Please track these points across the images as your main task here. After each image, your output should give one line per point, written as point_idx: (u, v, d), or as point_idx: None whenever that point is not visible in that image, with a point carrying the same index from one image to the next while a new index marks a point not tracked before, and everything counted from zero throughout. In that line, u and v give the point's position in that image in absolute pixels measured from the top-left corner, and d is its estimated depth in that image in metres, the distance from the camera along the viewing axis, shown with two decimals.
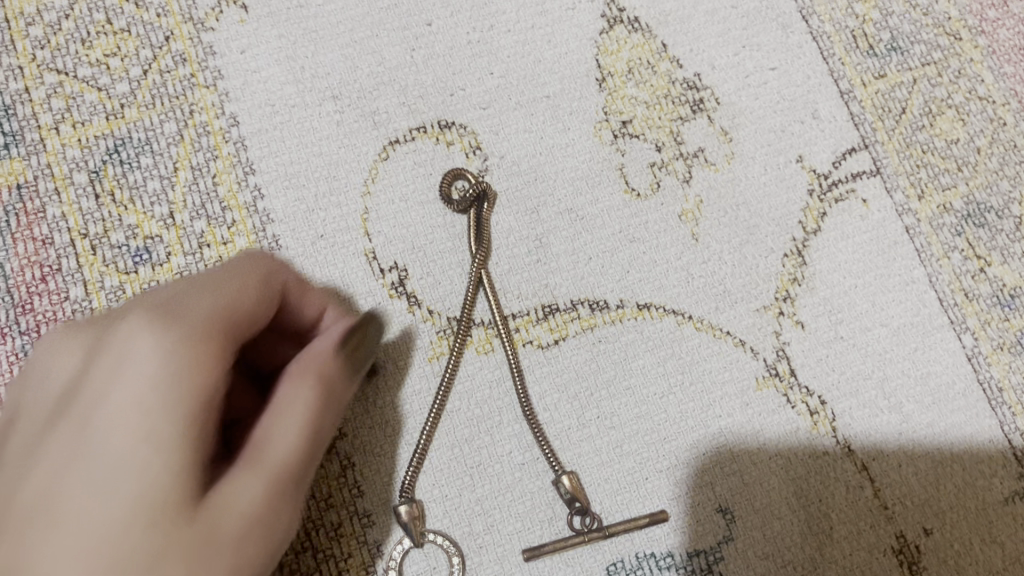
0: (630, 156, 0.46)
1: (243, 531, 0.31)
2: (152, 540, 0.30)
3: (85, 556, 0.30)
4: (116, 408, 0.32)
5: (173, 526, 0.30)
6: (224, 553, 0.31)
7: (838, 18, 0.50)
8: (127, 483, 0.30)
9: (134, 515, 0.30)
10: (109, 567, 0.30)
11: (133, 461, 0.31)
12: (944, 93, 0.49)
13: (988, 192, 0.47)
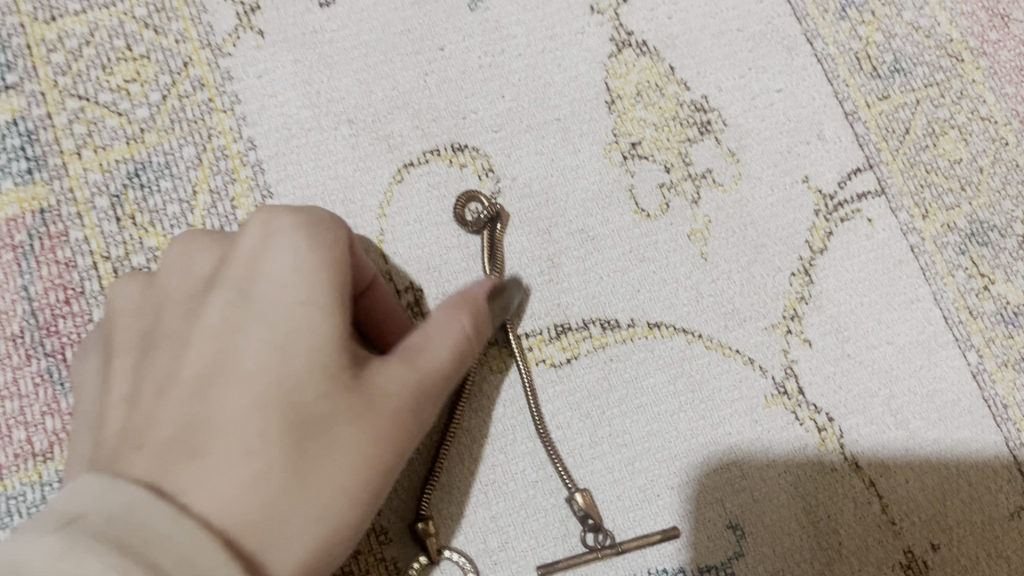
0: (639, 177, 0.47)
1: (404, 404, 0.34)
2: (324, 404, 0.32)
3: (261, 409, 0.32)
4: (271, 286, 0.35)
5: (342, 392, 0.33)
6: (390, 421, 0.33)
7: (842, 40, 0.51)
8: (291, 351, 0.33)
9: (308, 378, 0.33)
10: (283, 415, 0.32)
11: (295, 323, 0.33)
12: (947, 114, 0.50)
13: (992, 211, 0.48)
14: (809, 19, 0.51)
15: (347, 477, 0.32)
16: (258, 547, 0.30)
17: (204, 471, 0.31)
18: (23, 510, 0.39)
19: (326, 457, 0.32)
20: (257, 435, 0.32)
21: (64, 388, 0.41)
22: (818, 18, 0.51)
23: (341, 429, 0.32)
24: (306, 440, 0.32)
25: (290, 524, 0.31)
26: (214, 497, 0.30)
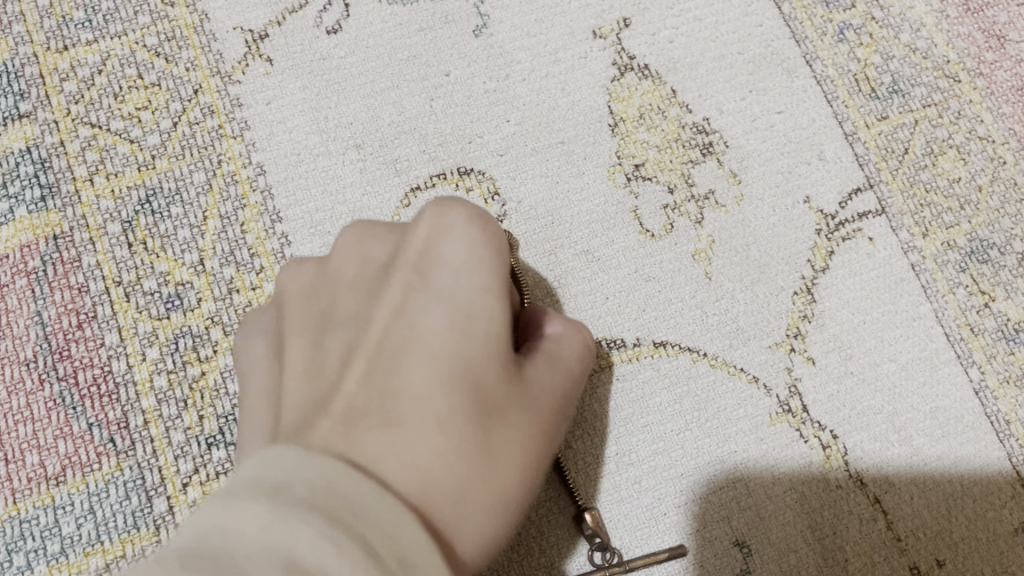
0: (643, 198, 0.48)
1: (550, 402, 0.36)
2: (496, 388, 0.33)
3: (446, 383, 0.32)
4: (451, 270, 0.34)
5: (512, 384, 0.34)
6: (543, 419, 0.35)
7: (841, 62, 0.52)
8: (472, 334, 0.33)
9: (486, 364, 0.33)
10: (465, 393, 0.32)
11: (475, 306, 0.33)
12: (946, 134, 0.51)
13: (991, 229, 0.49)
14: (809, 42, 0.52)
15: (514, 467, 0.33)
16: (448, 529, 0.30)
17: (400, 445, 0.29)
18: (36, 533, 0.40)
19: (499, 445, 0.33)
20: (450, 413, 0.32)
21: (76, 412, 0.41)
22: (817, 41, 0.52)
23: (508, 419, 0.33)
24: (483, 423, 0.32)
25: (473, 511, 0.31)
26: (411, 469, 0.29)
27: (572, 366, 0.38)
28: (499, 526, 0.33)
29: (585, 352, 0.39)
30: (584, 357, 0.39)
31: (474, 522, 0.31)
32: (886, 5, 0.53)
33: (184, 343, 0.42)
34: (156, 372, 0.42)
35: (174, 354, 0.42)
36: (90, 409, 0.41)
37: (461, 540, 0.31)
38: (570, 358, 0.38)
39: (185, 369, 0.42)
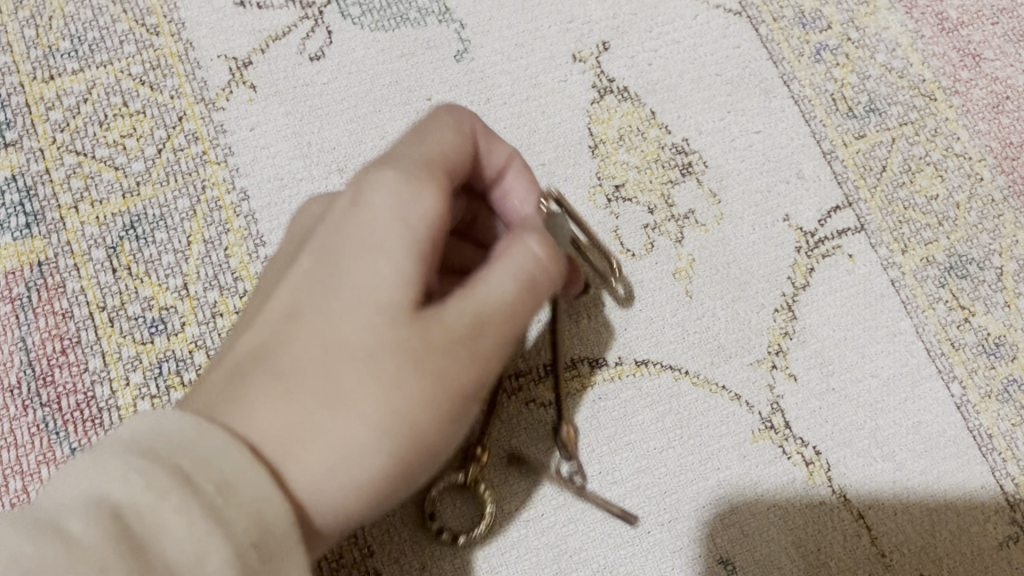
0: (624, 218, 0.48)
1: (448, 342, 0.33)
2: (378, 332, 0.32)
3: (324, 336, 0.33)
4: (364, 219, 0.34)
5: (404, 325, 0.32)
6: (428, 363, 0.32)
7: (818, 83, 0.52)
8: (355, 282, 0.33)
9: (356, 319, 0.33)
10: (341, 344, 0.32)
11: (364, 256, 0.33)
12: (923, 151, 0.51)
13: (969, 244, 0.49)
14: (786, 63, 0.52)
15: (382, 415, 0.32)
16: (314, 476, 0.31)
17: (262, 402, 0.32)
18: None
19: (367, 391, 0.32)
20: (306, 367, 0.32)
21: (60, 437, 0.41)
22: (794, 62, 0.53)
23: (377, 368, 0.32)
24: (362, 370, 0.32)
25: (316, 463, 0.32)
26: (264, 423, 0.31)
27: (496, 295, 0.34)
28: (358, 478, 0.32)
29: (527, 279, 0.35)
30: (523, 286, 0.35)
31: (311, 476, 0.31)
32: (861, 26, 0.54)
33: (168, 368, 0.43)
34: (139, 397, 0.42)
35: (158, 378, 0.42)
36: (73, 434, 0.41)
37: (332, 487, 0.32)
38: (496, 286, 0.34)
39: (168, 393, 0.42)
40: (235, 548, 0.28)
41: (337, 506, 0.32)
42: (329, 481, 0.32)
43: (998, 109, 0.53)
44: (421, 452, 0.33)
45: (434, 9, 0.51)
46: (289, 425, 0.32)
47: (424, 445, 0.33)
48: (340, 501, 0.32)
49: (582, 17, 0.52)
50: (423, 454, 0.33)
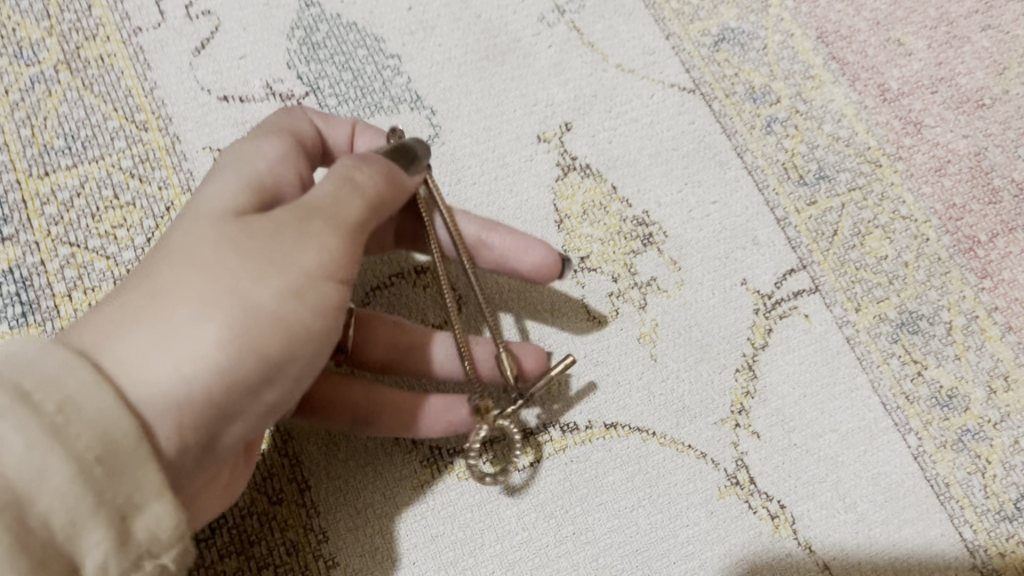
0: (590, 287, 0.51)
1: (275, 233, 0.37)
2: (213, 239, 0.37)
3: (166, 257, 0.37)
4: (206, 179, 0.41)
5: (234, 229, 0.37)
6: (256, 246, 0.37)
7: (770, 154, 0.55)
8: (195, 215, 0.39)
9: (193, 237, 0.38)
10: (179, 257, 0.37)
11: (202, 199, 0.39)
12: (871, 215, 0.54)
13: (919, 301, 0.52)
14: (738, 135, 0.56)
15: (216, 299, 0.36)
16: (158, 367, 0.34)
17: (109, 315, 0.36)
18: None
19: (200, 283, 0.36)
20: (150, 276, 0.37)
21: None
22: (747, 134, 0.56)
23: (210, 265, 0.36)
24: (196, 269, 0.36)
25: (152, 349, 0.34)
26: (108, 329, 0.35)
27: (318, 194, 0.39)
28: (196, 352, 0.35)
29: (351, 179, 0.40)
30: (343, 183, 0.39)
31: (154, 366, 0.34)
32: (809, 98, 0.57)
33: None
34: None
35: None
36: None
37: (179, 375, 0.34)
38: (318, 191, 0.39)
39: None
40: (76, 458, 0.30)
41: (183, 382, 0.34)
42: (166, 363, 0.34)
43: (940, 172, 0.56)
44: (268, 329, 0.36)
45: (407, 96, 0.55)
46: (125, 327, 0.35)
47: (267, 321, 0.36)
48: (182, 380, 0.35)
49: (545, 100, 0.56)
50: (266, 332, 0.36)
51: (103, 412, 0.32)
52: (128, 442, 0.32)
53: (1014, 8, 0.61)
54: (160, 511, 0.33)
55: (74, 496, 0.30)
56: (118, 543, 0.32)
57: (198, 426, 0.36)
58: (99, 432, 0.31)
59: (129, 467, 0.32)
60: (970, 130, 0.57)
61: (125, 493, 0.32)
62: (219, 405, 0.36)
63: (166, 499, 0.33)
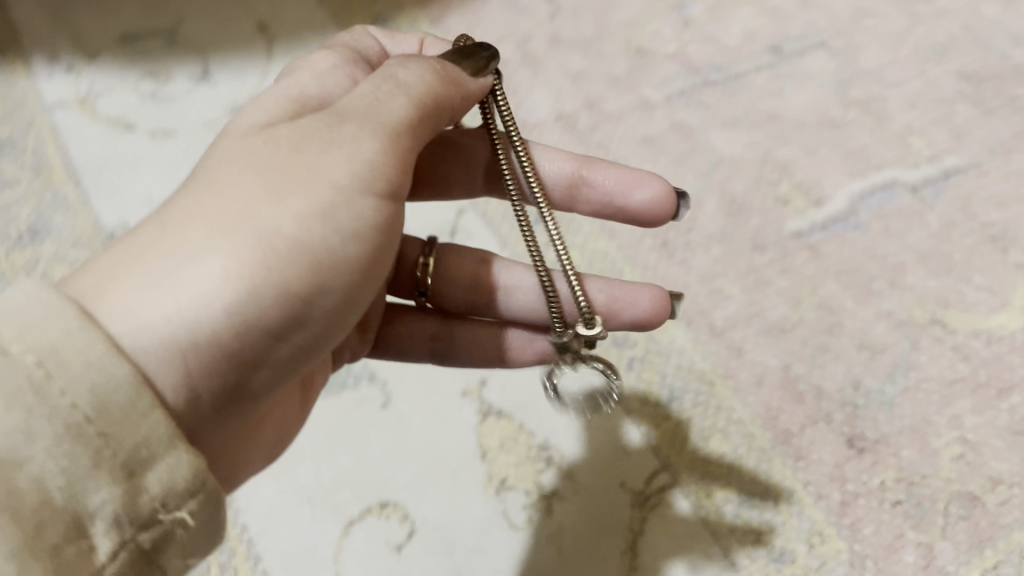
0: (509, 502, 0.70)
1: (296, 152, 0.49)
2: (245, 166, 0.49)
3: (204, 188, 0.49)
4: (249, 124, 0.54)
5: (266, 157, 0.49)
6: (276, 170, 0.48)
7: (633, 386, 0.76)
8: (231, 152, 0.51)
9: (226, 171, 0.49)
10: (214, 187, 0.48)
11: (241, 141, 0.51)
12: (713, 423, 0.74)
13: (753, 483, 0.71)
14: None
15: (239, 220, 0.46)
16: (190, 280, 0.45)
17: (150, 238, 0.47)
18: None
19: (229, 204, 0.47)
20: (187, 203, 0.48)
21: None
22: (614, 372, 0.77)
23: (238, 190, 0.48)
24: (227, 194, 0.48)
25: (172, 275, 0.45)
26: (144, 251, 0.46)
27: (349, 107, 0.51)
28: (203, 283, 0.45)
29: (383, 86, 0.52)
30: (378, 87, 0.52)
31: (185, 284, 0.45)
32: (659, 339, 0.78)
33: None
34: None
35: None
36: None
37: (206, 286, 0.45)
38: (352, 101, 0.51)
39: None
40: (63, 420, 0.41)
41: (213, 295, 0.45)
42: (172, 293, 0.45)
43: (761, 384, 0.76)
44: (290, 242, 0.47)
45: (365, 375, 0.76)
46: (152, 251, 0.46)
47: (284, 241, 0.47)
48: (187, 308, 0.45)
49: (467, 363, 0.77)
50: (280, 251, 0.46)
51: (93, 364, 0.42)
52: (124, 397, 0.42)
53: (804, 254, 0.85)
54: (171, 463, 0.43)
55: (70, 458, 0.41)
56: (124, 491, 0.42)
57: (223, 345, 0.46)
58: (88, 391, 0.41)
59: (127, 421, 0.42)
60: (778, 348, 0.78)
61: (128, 447, 0.42)
62: (227, 338, 0.46)
63: (176, 453, 0.44)
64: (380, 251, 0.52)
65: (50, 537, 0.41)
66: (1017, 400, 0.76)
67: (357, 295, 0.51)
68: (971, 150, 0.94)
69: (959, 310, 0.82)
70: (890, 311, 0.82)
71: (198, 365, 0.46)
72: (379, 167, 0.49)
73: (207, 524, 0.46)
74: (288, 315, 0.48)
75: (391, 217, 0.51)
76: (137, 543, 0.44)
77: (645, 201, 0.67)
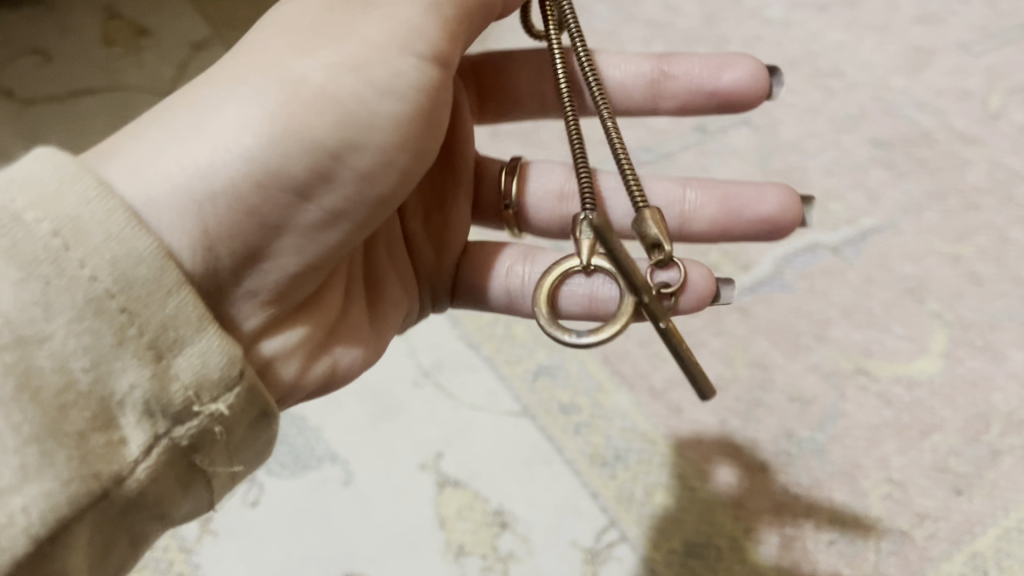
0: (468, 567, 0.75)
1: (337, 9, 0.50)
2: (286, 24, 0.51)
3: (252, 41, 0.51)
4: None
5: (310, 13, 0.51)
6: (315, 25, 0.50)
7: (580, 450, 0.81)
8: (280, 10, 0.53)
9: (270, 27, 0.52)
10: (260, 41, 0.50)
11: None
12: (656, 480, 0.80)
13: (696, 534, 0.78)
14: (556, 438, 0.82)
15: (273, 71, 0.49)
16: (219, 126, 0.48)
17: (190, 93, 0.50)
18: None
19: (266, 58, 0.50)
20: (230, 60, 0.51)
21: None
22: (563, 437, 0.82)
23: (275, 45, 0.50)
24: (265, 51, 0.50)
25: (203, 124, 0.48)
26: (183, 104, 0.50)
27: None
28: (222, 131, 0.48)
29: None
30: None
31: (212, 127, 0.48)
32: (602, 404, 0.85)
33: None
34: None
35: None
36: None
37: (231, 134, 0.48)
38: None
39: None
40: (85, 283, 0.42)
41: (239, 142, 0.48)
42: (197, 146, 0.48)
43: (698, 441, 0.83)
44: (316, 92, 0.48)
45: (327, 455, 0.81)
46: (189, 107, 0.49)
47: (309, 90, 0.48)
48: (208, 158, 0.48)
49: (423, 439, 0.82)
50: (305, 101, 0.48)
51: (115, 237, 0.43)
52: (145, 272, 0.43)
53: (735, 316, 0.91)
54: (202, 343, 0.45)
55: (91, 329, 0.42)
56: (154, 373, 0.43)
57: (246, 197, 0.49)
58: (109, 264, 0.42)
59: (149, 297, 0.43)
60: (714, 406, 0.85)
61: (154, 325, 0.43)
62: (248, 192, 0.49)
63: (206, 334, 0.45)
64: (423, 121, 0.51)
65: (74, 422, 0.41)
66: (938, 439, 0.83)
67: (391, 160, 0.51)
68: (885, 211, 1.00)
69: (882, 358, 0.88)
70: (817, 364, 0.88)
71: (217, 223, 0.49)
72: (422, 26, 0.50)
73: (241, 418, 0.47)
74: (313, 170, 0.49)
75: (439, 82, 0.51)
76: (172, 440, 0.45)
77: (735, 82, 0.70)
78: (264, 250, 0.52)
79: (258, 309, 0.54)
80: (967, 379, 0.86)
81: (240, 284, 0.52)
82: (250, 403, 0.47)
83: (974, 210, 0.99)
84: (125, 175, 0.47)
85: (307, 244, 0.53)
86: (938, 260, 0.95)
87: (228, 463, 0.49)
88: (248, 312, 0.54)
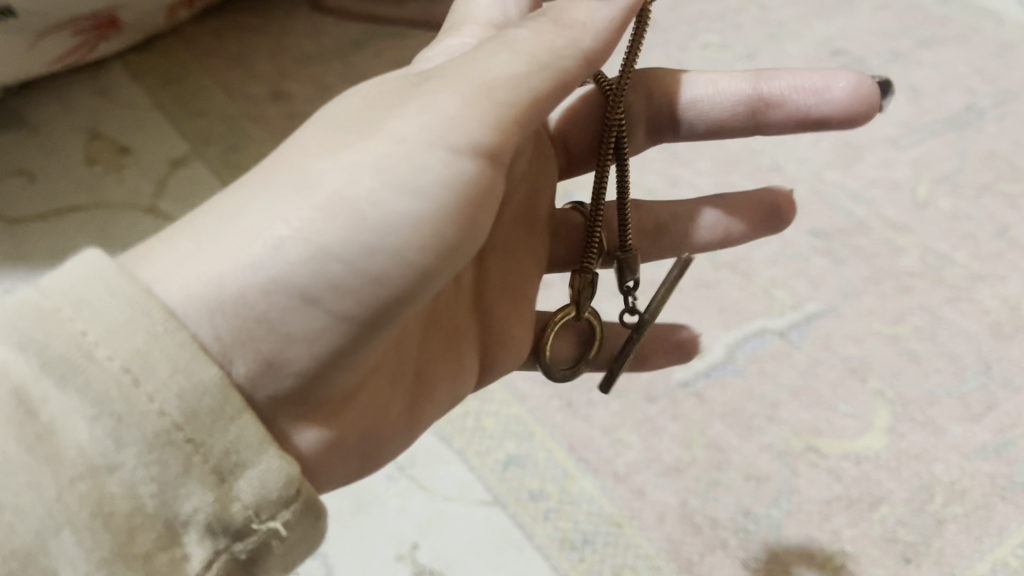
0: None
1: (392, 106, 0.56)
2: (354, 121, 0.57)
3: (304, 139, 0.57)
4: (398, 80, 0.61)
5: (371, 117, 0.56)
6: (364, 128, 0.55)
7: (551, 535, 0.86)
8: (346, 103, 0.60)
9: (330, 122, 0.58)
10: (321, 142, 0.56)
11: (366, 100, 0.59)
12: (623, 561, 0.85)
13: None
14: (526, 524, 0.87)
15: (322, 165, 0.54)
16: (260, 219, 0.53)
17: (241, 187, 0.56)
18: None
19: (315, 159, 0.55)
20: (283, 156, 0.57)
21: None
22: (532, 523, 0.87)
23: (325, 147, 0.55)
24: (318, 148, 0.56)
25: (241, 213, 0.54)
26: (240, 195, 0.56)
27: (462, 69, 0.56)
28: (261, 226, 0.53)
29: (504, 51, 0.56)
30: (498, 52, 0.56)
31: (257, 223, 0.53)
32: (569, 490, 0.90)
33: None
34: None
35: None
36: None
37: (267, 225, 0.53)
38: (478, 64, 0.56)
39: None
40: (162, 417, 0.49)
41: (265, 245, 0.52)
42: (231, 238, 0.53)
43: (662, 520, 0.88)
44: (337, 205, 0.52)
45: None
46: (245, 193, 0.56)
47: (338, 202, 0.52)
48: (244, 256, 0.53)
49: (398, 531, 0.87)
50: (326, 210, 0.52)
51: (181, 371, 0.50)
52: (210, 403, 0.50)
53: (691, 401, 0.96)
54: (260, 469, 0.51)
55: (166, 459, 0.49)
56: (216, 497, 0.50)
57: (265, 309, 0.53)
58: (175, 399, 0.49)
59: (213, 428, 0.50)
60: (675, 487, 0.90)
61: (217, 454, 0.50)
62: (262, 301, 0.53)
63: (261, 461, 0.51)
64: (447, 218, 0.53)
65: (143, 543, 0.48)
66: (886, 510, 0.88)
67: (409, 258, 0.53)
68: (827, 296, 1.07)
69: (830, 436, 0.94)
70: (770, 444, 0.93)
71: (240, 327, 0.53)
72: (458, 126, 0.53)
73: (299, 534, 0.53)
74: (316, 281, 0.52)
75: (469, 170, 0.54)
76: (231, 553, 0.51)
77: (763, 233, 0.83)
78: (278, 354, 0.54)
79: (288, 415, 0.57)
80: (910, 452, 0.92)
81: (262, 390, 0.55)
82: (306, 515, 0.53)
83: (908, 292, 1.06)
84: (179, 267, 0.53)
85: (324, 346, 0.55)
86: (877, 340, 1.02)
87: (286, 565, 0.54)
88: (279, 420, 0.57)
